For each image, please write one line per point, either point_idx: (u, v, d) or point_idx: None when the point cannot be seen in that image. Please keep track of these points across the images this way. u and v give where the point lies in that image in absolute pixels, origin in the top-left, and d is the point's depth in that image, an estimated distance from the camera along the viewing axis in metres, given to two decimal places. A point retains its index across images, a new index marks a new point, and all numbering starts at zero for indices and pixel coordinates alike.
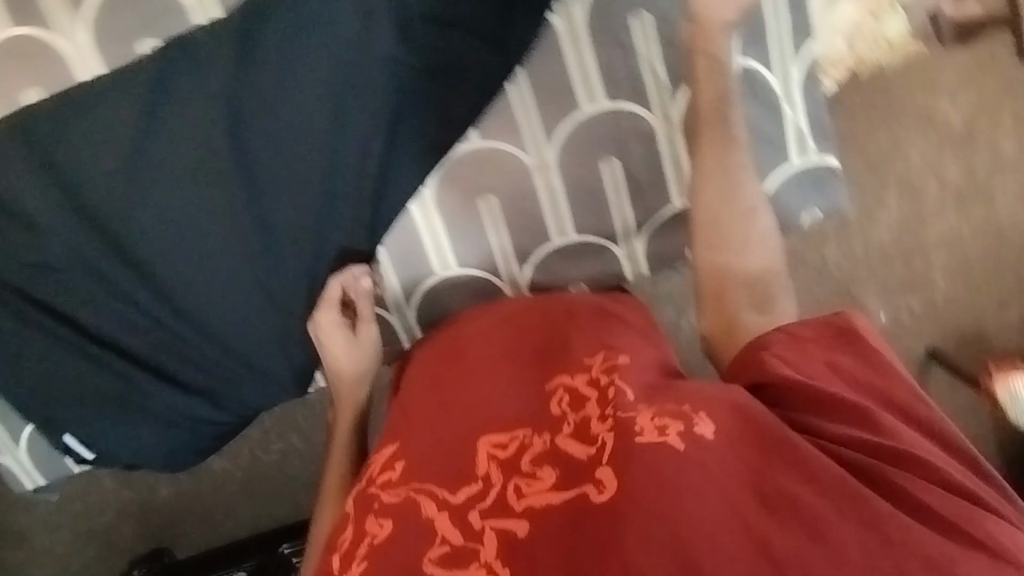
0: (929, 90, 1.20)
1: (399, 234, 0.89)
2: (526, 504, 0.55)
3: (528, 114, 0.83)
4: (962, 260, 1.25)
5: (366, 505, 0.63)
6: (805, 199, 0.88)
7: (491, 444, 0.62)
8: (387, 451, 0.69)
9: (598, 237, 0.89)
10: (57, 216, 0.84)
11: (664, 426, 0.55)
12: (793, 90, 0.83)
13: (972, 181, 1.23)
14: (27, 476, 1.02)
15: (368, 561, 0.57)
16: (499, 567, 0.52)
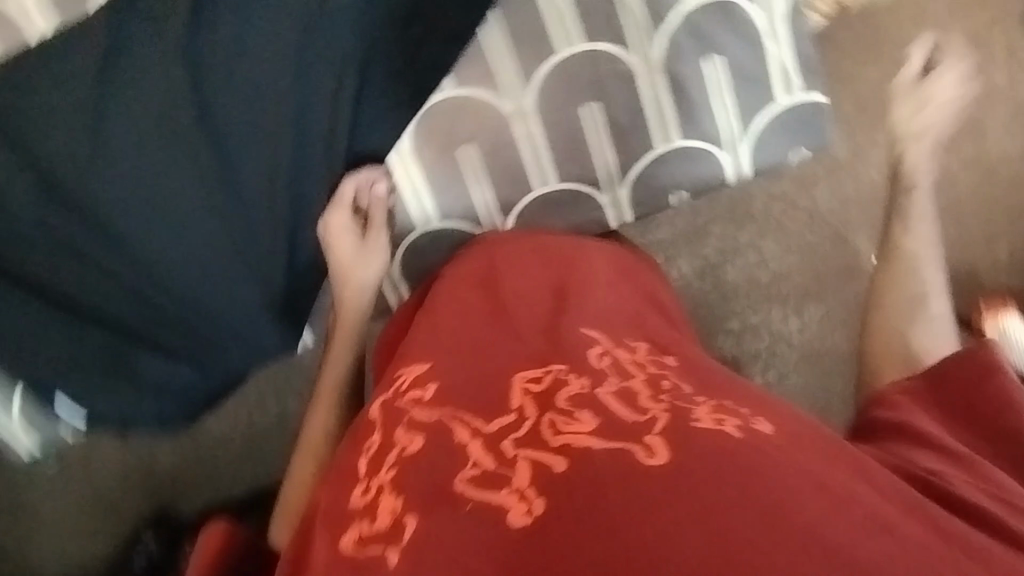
0: (918, 23, 1.19)
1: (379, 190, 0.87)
2: (565, 440, 0.56)
3: (505, 59, 0.81)
4: (953, 198, 1.24)
5: (395, 416, 0.65)
6: (791, 138, 0.86)
7: (525, 380, 0.65)
8: (415, 371, 0.70)
9: (580, 185, 0.87)
10: (20, 181, 0.81)
11: (721, 419, 0.58)
12: (777, 25, 0.81)
13: (959, 116, 1.22)
14: (21, 444, 1.02)
15: (395, 470, 0.60)
16: (531, 492, 0.53)
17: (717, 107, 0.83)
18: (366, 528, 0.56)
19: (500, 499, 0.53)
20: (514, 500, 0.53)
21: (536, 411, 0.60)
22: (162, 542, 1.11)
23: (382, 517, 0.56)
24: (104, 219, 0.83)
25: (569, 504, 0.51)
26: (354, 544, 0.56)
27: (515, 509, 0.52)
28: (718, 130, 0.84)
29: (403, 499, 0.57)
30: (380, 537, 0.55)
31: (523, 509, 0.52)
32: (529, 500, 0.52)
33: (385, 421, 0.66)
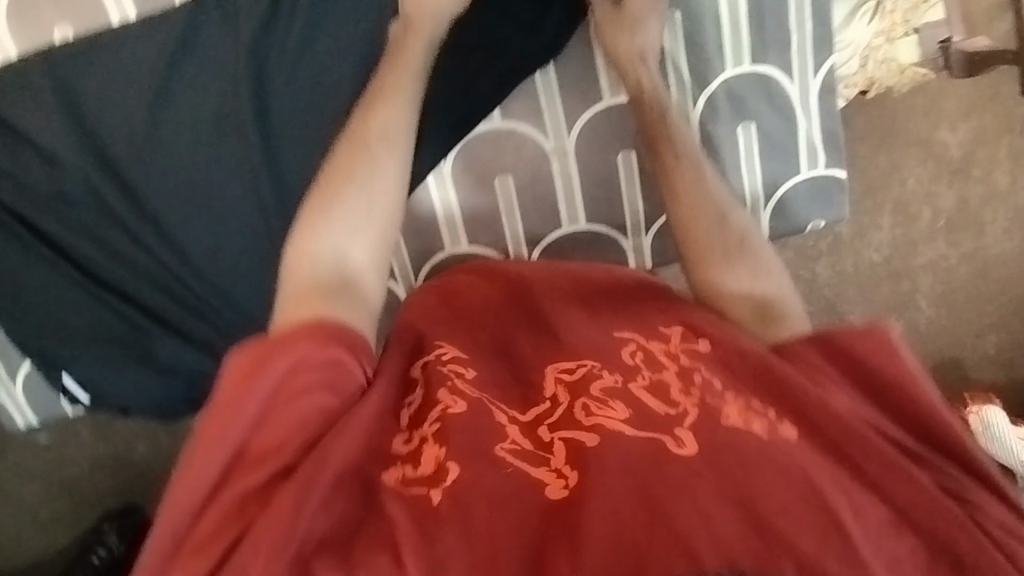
0: (932, 117, 1.24)
1: (415, 208, 0.90)
2: (597, 420, 0.66)
3: (552, 101, 0.85)
4: (949, 287, 1.30)
5: (438, 380, 0.73)
6: (810, 210, 0.90)
7: (558, 371, 0.74)
8: (454, 351, 0.77)
9: (608, 228, 0.91)
10: (75, 153, 0.86)
11: (749, 419, 0.65)
12: (811, 101, 0.84)
13: (964, 210, 1.27)
14: (19, 413, 1.03)
15: (439, 425, 0.68)
16: (567, 469, 0.63)
17: (746, 170, 0.87)
18: (409, 471, 0.65)
19: (540, 474, 0.63)
20: (553, 476, 0.63)
21: (569, 397, 0.70)
22: (125, 540, 1.11)
23: (426, 463, 0.65)
24: (151, 196, 0.87)
25: (603, 474, 0.61)
26: (398, 482, 0.64)
27: (554, 484, 0.62)
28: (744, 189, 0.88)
29: (445, 450, 0.65)
30: (424, 480, 0.63)
31: (562, 484, 0.62)
32: (566, 476, 0.63)
33: (428, 381, 0.74)
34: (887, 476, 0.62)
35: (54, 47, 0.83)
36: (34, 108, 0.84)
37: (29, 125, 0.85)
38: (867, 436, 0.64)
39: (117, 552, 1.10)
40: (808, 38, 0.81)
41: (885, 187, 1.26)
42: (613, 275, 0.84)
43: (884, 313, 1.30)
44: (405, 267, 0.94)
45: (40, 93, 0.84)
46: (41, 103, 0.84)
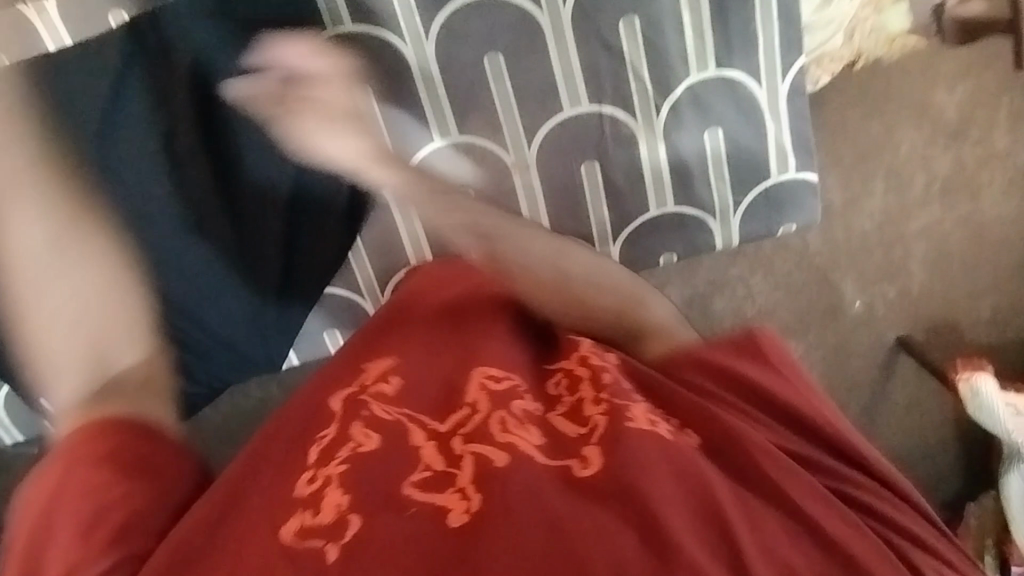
0: (928, 80, 1.21)
1: (377, 225, 0.93)
2: (510, 438, 0.63)
3: (510, 114, 0.81)
4: (942, 251, 1.27)
5: (353, 413, 0.68)
6: (782, 214, 0.88)
7: (485, 375, 0.70)
8: (384, 363, 0.73)
9: (575, 238, 0.89)
10: None
11: (655, 420, 0.65)
12: (780, 104, 0.82)
13: (960, 175, 1.25)
14: (6, 432, 1.04)
15: (346, 466, 0.63)
16: (472, 490, 0.59)
17: (713, 179, 0.84)
18: (308, 520, 0.59)
19: (445, 498, 0.59)
20: (457, 499, 0.59)
21: (489, 407, 0.66)
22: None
23: (325, 510, 0.59)
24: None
25: (507, 506, 0.57)
26: (293, 533, 0.58)
27: (456, 509, 0.58)
28: (712, 200, 0.85)
29: (348, 497, 0.60)
30: (321, 532, 0.58)
31: (464, 508, 0.58)
32: (468, 498, 0.59)
33: (344, 414, 0.68)
34: (808, 501, 0.63)
35: None
36: None
37: None
38: (797, 472, 0.65)
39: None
40: (775, 39, 0.78)
41: (875, 154, 1.23)
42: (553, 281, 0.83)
43: (875, 279, 1.27)
44: (370, 278, 0.96)
45: None
46: None
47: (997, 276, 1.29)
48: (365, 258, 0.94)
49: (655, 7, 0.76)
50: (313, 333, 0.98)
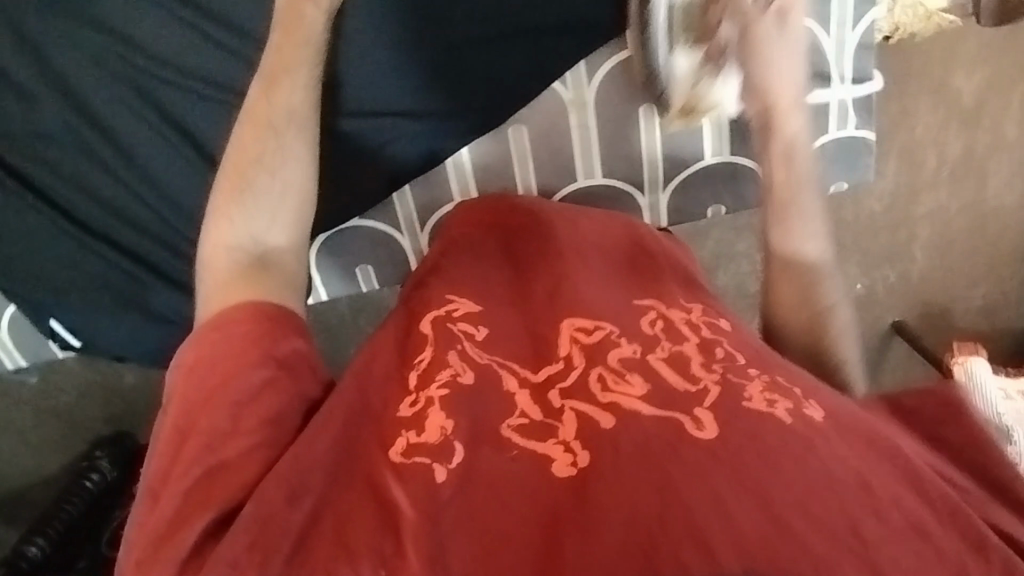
0: (948, 64, 1.27)
1: (427, 183, 0.87)
2: (612, 398, 0.57)
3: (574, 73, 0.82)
4: (944, 237, 1.39)
5: (447, 339, 0.65)
6: (834, 171, 0.87)
7: (574, 328, 0.66)
8: (466, 305, 0.70)
9: (625, 184, 0.88)
10: (52, 98, 0.80)
11: (773, 399, 0.58)
12: (846, 56, 0.80)
13: (967, 156, 1.33)
14: (8, 355, 0.99)
15: (447, 390, 0.60)
16: (577, 444, 0.55)
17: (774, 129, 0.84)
18: (413, 439, 0.57)
19: (546, 448, 0.55)
20: (559, 451, 0.54)
21: (585, 362, 0.62)
22: (116, 466, 1.12)
23: (429, 430, 0.57)
24: (168, 136, 0.83)
25: (616, 464, 0.52)
26: (399, 453, 0.56)
27: (560, 459, 0.54)
28: None
29: (452, 421, 0.57)
30: (427, 450, 0.56)
31: (569, 460, 0.54)
32: (574, 453, 0.54)
33: (436, 338, 0.66)
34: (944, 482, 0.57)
35: None
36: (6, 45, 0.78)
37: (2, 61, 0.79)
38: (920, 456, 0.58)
39: (110, 477, 1.12)
40: None
41: (893, 130, 1.30)
42: (632, 231, 0.82)
43: (877, 262, 1.39)
44: (410, 217, 0.90)
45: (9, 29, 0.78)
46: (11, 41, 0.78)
47: (989, 268, 1.43)
48: (406, 192, 0.88)
49: None
50: (345, 267, 0.92)
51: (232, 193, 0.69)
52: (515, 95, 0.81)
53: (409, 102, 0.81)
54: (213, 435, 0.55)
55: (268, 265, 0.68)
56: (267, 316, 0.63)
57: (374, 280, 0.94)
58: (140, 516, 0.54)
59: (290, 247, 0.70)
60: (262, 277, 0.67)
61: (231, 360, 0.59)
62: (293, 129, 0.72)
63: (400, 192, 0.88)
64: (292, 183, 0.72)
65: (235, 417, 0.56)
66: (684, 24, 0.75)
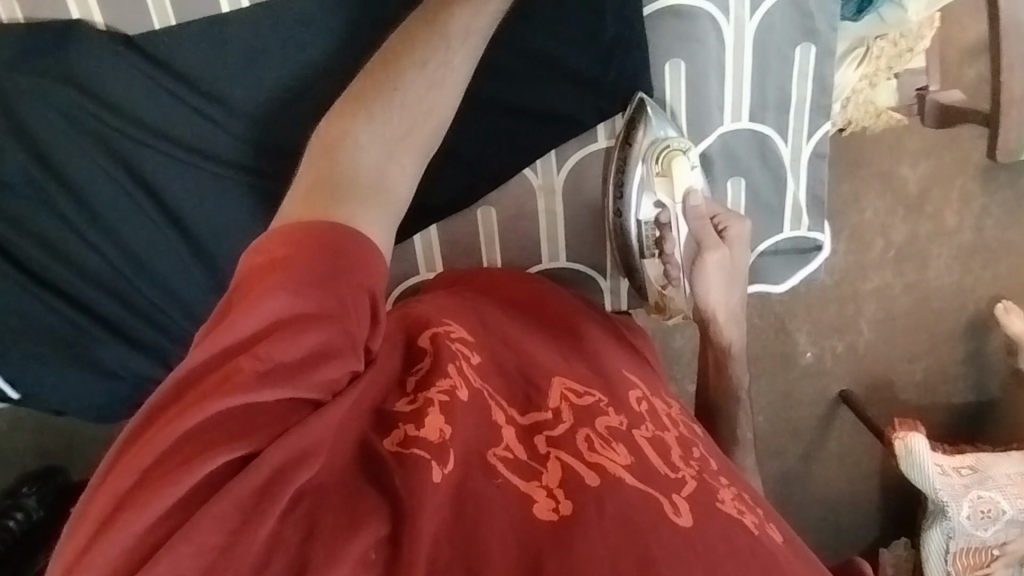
0: (896, 153, 1.36)
1: (394, 256, 0.88)
2: (598, 459, 0.53)
3: (544, 162, 0.84)
4: (888, 315, 1.45)
5: (447, 353, 0.62)
6: (787, 269, 0.91)
7: (566, 387, 0.63)
8: (461, 332, 0.68)
9: (587, 268, 0.90)
10: (15, 149, 0.79)
11: (741, 510, 0.55)
12: (800, 164, 0.85)
13: (912, 243, 1.41)
14: None
15: (447, 397, 0.56)
16: (561, 492, 0.50)
17: None
18: (411, 431, 0.53)
19: (528, 488, 0.50)
20: (543, 495, 0.50)
21: (573, 420, 0.58)
22: (43, 504, 1.06)
23: (428, 428, 0.53)
24: (136, 197, 0.83)
25: (600, 523, 0.48)
26: (394, 443, 0.52)
27: (543, 503, 0.49)
28: None
29: (452, 427, 0.53)
30: (426, 446, 0.51)
31: (551, 506, 0.49)
32: (558, 500, 0.50)
33: (435, 350, 0.63)
34: None
35: None
36: None
37: None
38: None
39: (35, 517, 1.04)
40: (806, 102, 0.82)
41: (845, 214, 1.37)
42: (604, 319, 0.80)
43: (827, 334, 1.44)
44: None
45: None
46: None
47: (930, 347, 1.49)
48: None
49: (702, 60, 0.78)
50: None
51: (356, 107, 0.57)
52: (486, 174, 0.81)
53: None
54: (242, 380, 0.45)
55: (359, 192, 0.54)
56: (336, 241, 0.50)
57: None
58: (139, 420, 0.46)
59: (390, 189, 0.56)
60: (341, 195, 0.53)
61: (293, 311, 0.47)
62: (413, 87, 0.58)
63: None
64: (411, 145, 0.58)
65: (271, 373, 0.46)
66: (646, 243, 0.85)
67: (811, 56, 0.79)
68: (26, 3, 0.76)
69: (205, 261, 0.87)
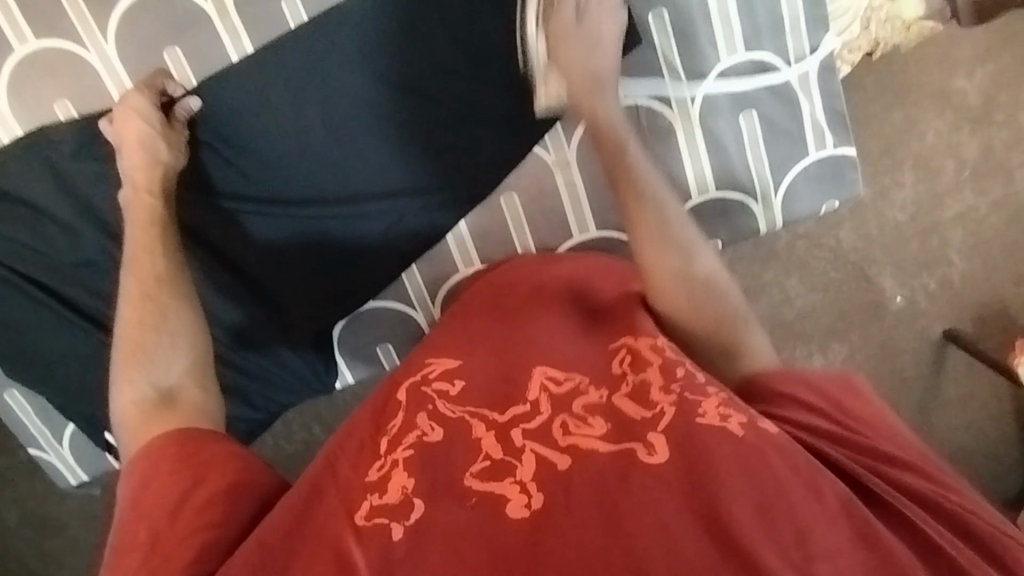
0: (950, 64, 1.30)
1: (432, 258, 0.93)
2: (573, 441, 0.59)
3: (555, 139, 0.88)
4: (981, 239, 1.33)
5: (419, 400, 0.70)
6: (824, 190, 0.89)
7: (546, 376, 0.68)
8: (442, 365, 0.75)
9: (620, 233, 0.92)
10: (90, 230, 0.90)
11: (726, 414, 0.59)
12: (811, 82, 0.84)
13: (988, 158, 1.32)
14: (69, 471, 1.06)
15: (412, 450, 0.64)
16: (533, 486, 0.56)
17: (755, 162, 0.86)
18: (375, 500, 0.59)
19: (503, 488, 0.57)
20: (515, 490, 0.56)
21: (551, 409, 0.64)
22: None
23: (392, 490, 0.60)
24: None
25: (568, 502, 0.54)
26: (362, 515, 0.58)
27: (516, 501, 0.56)
28: (755, 185, 0.86)
29: (413, 480, 0.60)
30: (388, 509, 0.58)
31: (524, 502, 0.55)
32: (529, 495, 0.56)
33: (411, 403, 0.71)
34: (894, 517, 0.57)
35: (40, 132, 0.85)
36: (41, 193, 0.87)
37: (42, 206, 0.88)
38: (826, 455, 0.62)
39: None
40: (800, 18, 0.81)
41: (901, 144, 1.31)
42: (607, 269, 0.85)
43: (915, 272, 1.33)
44: (420, 292, 0.95)
45: (38, 182, 0.87)
46: (43, 189, 0.87)
47: None
48: (414, 270, 0.94)
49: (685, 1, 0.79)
50: (366, 349, 0.99)
51: (133, 357, 0.73)
52: (500, 159, 0.88)
53: (346, 188, 0.87)
54: (159, 543, 0.60)
55: (170, 404, 0.71)
56: (190, 438, 0.67)
57: (394, 355, 1.00)
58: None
59: (193, 382, 0.74)
60: (171, 415, 0.70)
61: (167, 484, 0.64)
62: (167, 287, 0.77)
63: (409, 271, 0.94)
64: (179, 335, 0.76)
65: (181, 508, 0.63)
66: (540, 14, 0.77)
67: None
68: (78, 99, 0.84)
69: (248, 298, 0.91)
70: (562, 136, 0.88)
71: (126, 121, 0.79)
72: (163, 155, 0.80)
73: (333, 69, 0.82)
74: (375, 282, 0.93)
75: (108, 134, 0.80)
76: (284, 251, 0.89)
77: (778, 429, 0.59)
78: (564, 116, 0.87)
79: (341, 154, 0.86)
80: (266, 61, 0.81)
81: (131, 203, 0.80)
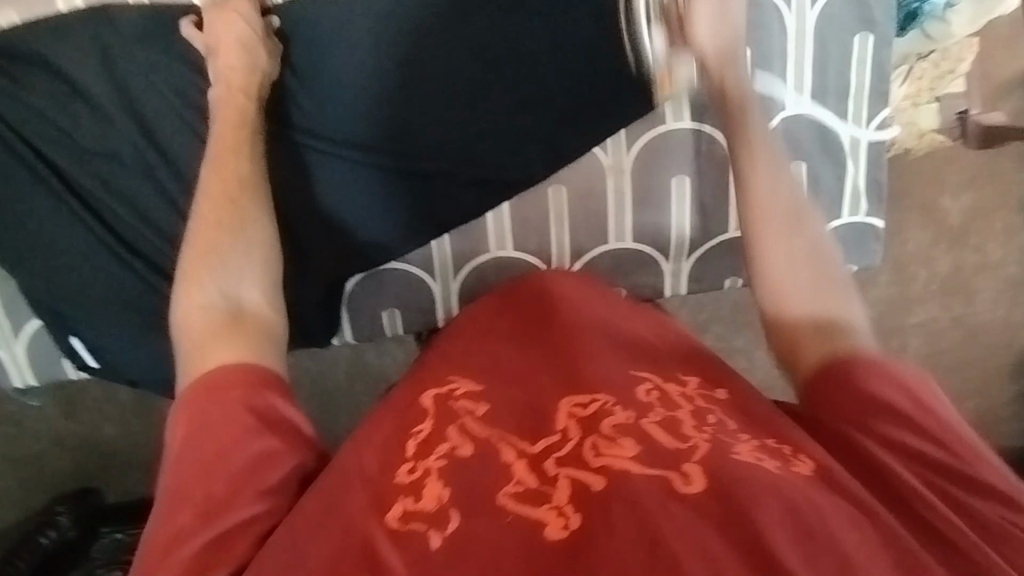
0: (937, 184, 1.34)
1: (467, 232, 0.92)
2: (605, 461, 0.56)
3: (617, 146, 0.89)
4: (935, 349, 1.42)
5: (447, 416, 0.63)
6: (848, 254, 0.93)
7: (572, 403, 0.62)
8: (468, 385, 0.66)
9: (651, 250, 0.94)
10: (125, 121, 0.85)
11: (761, 456, 0.57)
12: (860, 149, 0.89)
13: (955, 277, 1.38)
14: (17, 372, 0.97)
15: (445, 460, 0.59)
16: (569, 508, 0.53)
17: None
18: (410, 504, 0.55)
19: (540, 512, 0.53)
20: (554, 515, 0.52)
21: (580, 433, 0.59)
22: (75, 524, 1.16)
23: (426, 497, 0.56)
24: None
25: (607, 527, 0.51)
26: (395, 517, 0.54)
27: (554, 524, 0.52)
28: None
29: (449, 489, 0.56)
30: (424, 516, 0.54)
31: (562, 524, 0.52)
32: (566, 516, 0.52)
33: (436, 413, 0.63)
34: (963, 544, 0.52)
35: (101, 10, 0.82)
36: (87, 71, 0.83)
37: (84, 85, 0.84)
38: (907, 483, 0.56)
39: (66, 535, 1.15)
40: (865, 88, 0.86)
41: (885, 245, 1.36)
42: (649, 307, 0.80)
43: None
44: (445, 265, 0.94)
45: (88, 60, 0.83)
46: (91, 68, 0.83)
47: (974, 383, 1.44)
48: (445, 242, 0.93)
49: (770, 43, 0.83)
50: (371, 308, 0.96)
51: (203, 258, 0.70)
52: (559, 156, 0.88)
53: (390, 187, 0.88)
54: (215, 503, 0.56)
55: (239, 315, 0.68)
56: (253, 366, 0.64)
57: (399, 324, 0.97)
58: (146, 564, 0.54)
59: (264, 301, 0.72)
60: (239, 329, 0.67)
61: (229, 429, 0.60)
62: (249, 194, 0.76)
63: (439, 241, 0.92)
64: (254, 244, 0.74)
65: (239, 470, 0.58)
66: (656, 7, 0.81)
67: (869, 43, 0.84)
68: None
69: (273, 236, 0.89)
70: (623, 142, 0.89)
71: (226, 48, 0.79)
72: (261, 61, 0.80)
73: (353, 73, 0.84)
74: (395, 247, 0.91)
75: (204, 38, 0.81)
76: (315, 201, 0.88)
77: (815, 471, 0.56)
78: (629, 125, 0.89)
79: (388, 112, 0.86)
80: (296, 65, 0.84)
81: (219, 100, 0.79)
